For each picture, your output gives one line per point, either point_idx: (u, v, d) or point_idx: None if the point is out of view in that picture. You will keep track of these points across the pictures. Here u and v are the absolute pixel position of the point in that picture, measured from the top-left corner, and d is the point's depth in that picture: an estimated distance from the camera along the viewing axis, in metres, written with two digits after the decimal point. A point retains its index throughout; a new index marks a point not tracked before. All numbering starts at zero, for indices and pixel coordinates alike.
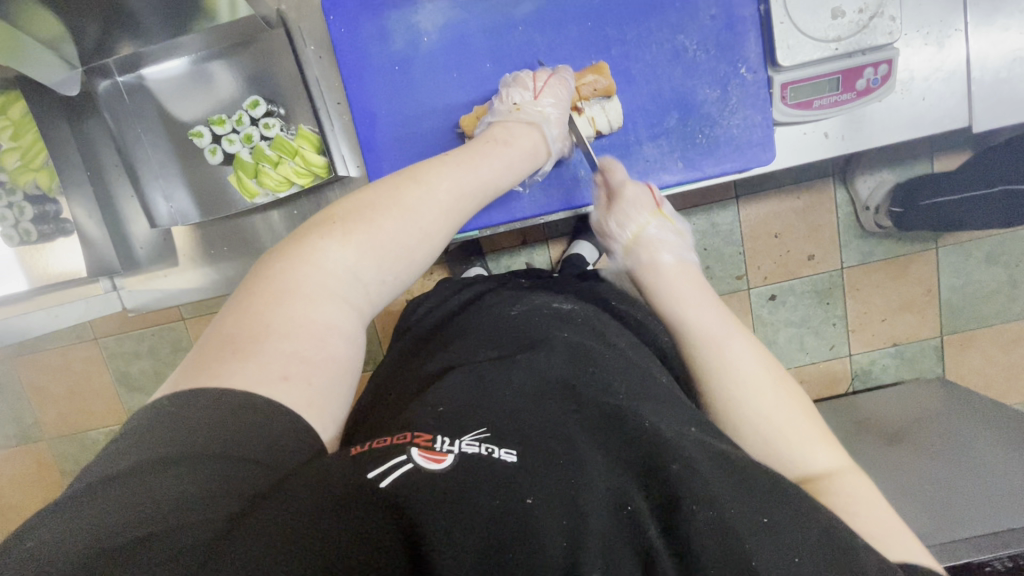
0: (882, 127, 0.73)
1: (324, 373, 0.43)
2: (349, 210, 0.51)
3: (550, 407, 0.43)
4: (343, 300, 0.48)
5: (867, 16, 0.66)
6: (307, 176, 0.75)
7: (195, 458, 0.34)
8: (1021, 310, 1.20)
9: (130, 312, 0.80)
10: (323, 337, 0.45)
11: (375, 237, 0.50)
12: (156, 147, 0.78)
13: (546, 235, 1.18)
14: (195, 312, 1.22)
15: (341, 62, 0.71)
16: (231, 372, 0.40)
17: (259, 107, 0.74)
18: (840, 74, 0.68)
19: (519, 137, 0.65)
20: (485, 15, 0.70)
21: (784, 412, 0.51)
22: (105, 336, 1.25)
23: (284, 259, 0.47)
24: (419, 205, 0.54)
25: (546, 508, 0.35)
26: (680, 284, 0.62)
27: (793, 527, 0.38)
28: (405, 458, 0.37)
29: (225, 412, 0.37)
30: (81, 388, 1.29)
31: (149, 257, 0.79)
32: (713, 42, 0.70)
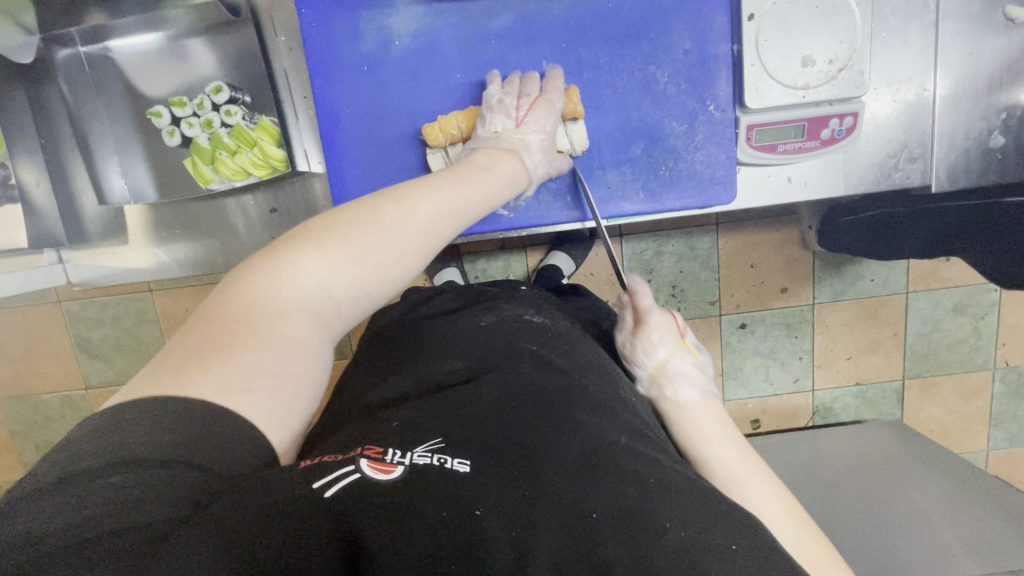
0: (848, 176, 0.74)
1: (288, 389, 0.41)
2: (331, 226, 0.49)
3: (507, 425, 0.43)
4: (311, 314, 0.46)
5: (836, 68, 0.67)
6: (264, 167, 0.72)
7: (148, 455, 0.33)
8: (983, 361, 1.22)
9: (75, 287, 0.79)
10: (288, 352, 0.42)
11: (351, 255, 0.48)
12: (114, 121, 0.75)
13: (525, 243, 1.17)
14: (163, 285, 1.21)
15: (309, 56, 0.70)
16: (195, 375, 0.38)
17: (221, 93, 0.72)
18: (806, 121, 0.69)
19: (500, 163, 0.63)
20: (459, 26, 0.69)
21: (739, 453, 0.56)
22: (67, 300, 1.22)
23: (254, 273, 0.45)
24: (399, 225, 0.51)
25: (495, 518, 0.34)
26: (712, 431, 0.59)
27: (760, 556, 0.37)
28: (353, 468, 0.37)
29: (184, 416, 0.35)
30: (39, 350, 1.26)
31: (98, 232, 0.78)
32: (684, 76, 0.70)
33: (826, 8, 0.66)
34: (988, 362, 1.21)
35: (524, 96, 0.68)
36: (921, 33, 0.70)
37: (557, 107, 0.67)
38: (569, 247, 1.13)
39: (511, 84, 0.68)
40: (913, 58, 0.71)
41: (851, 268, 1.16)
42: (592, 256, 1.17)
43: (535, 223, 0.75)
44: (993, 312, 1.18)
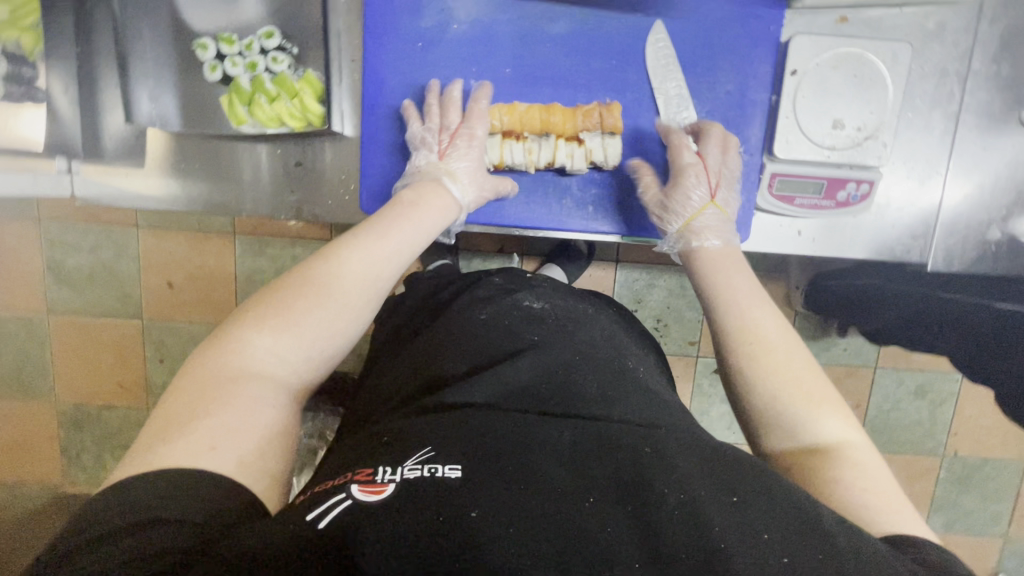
0: (852, 240, 0.78)
1: (253, 438, 0.42)
2: (263, 305, 0.51)
3: (497, 423, 0.43)
4: (267, 377, 0.47)
5: (862, 135, 0.71)
6: (300, 120, 0.74)
7: (150, 517, 0.35)
8: (933, 447, 1.26)
9: (77, 201, 0.76)
10: (246, 413, 0.44)
11: (286, 317, 0.50)
12: (156, 46, 0.74)
13: (523, 250, 1.18)
14: (152, 223, 1.18)
15: (367, 21, 0.70)
16: (167, 439, 0.40)
17: (272, 39, 0.73)
18: (826, 180, 0.72)
19: (426, 197, 0.66)
20: (519, 23, 0.71)
21: (791, 361, 0.54)
22: (49, 220, 1.18)
23: (203, 354, 0.47)
24: (332, 282, 0.54)
25: (491, 520, 0.34)
26: (735, 271, 0.63)
27: (772, 516, 0.37)
28: (344, 496, 0.37)
29: (168, 482, 0.37)
30: (7, 265, 1.21)
31: (115, 150, 0.75)
32: (720, 115, 0.73)
33: (863, 79, 0.70)
34: (937, 448, 1.26)
35: (445, 128, 0.70)
36: (942, 120, 0.75)
37: (479, 136, 0.71)
38: (564, 262, 1.13)
39: (430, 115, 0.70)
40: (929, 143, 0.76)
41: (828, 334, 1.20)
42: (586, 276, 1.18)
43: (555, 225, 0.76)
44: (950, 402, 1.24)
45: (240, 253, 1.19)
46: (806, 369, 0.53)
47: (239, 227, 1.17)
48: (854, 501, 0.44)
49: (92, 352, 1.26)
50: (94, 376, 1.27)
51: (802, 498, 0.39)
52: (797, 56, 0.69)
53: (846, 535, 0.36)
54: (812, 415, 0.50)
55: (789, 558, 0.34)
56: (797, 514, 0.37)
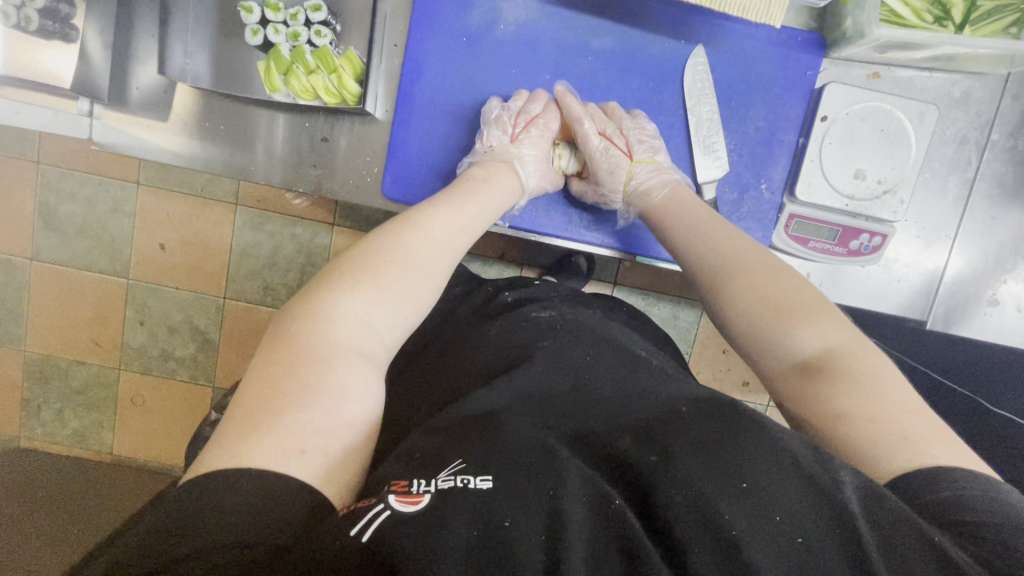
0: (857, 288, 0.79)
1: (338, 441, 0.43)
2: (358, 261, 0.54)
3: (518, 426, 0.42)
4: (358, 347, 0.49)
5: (882, 189, 0.72)
6: (334, 96, 0.73)
7: (223, 534, 0.34)
8: None
9: (94, 146, 0.74)
10: (336, 398, 0.44)
11: (380, 281, 0.53)
12: (200, 5, 0.74)
13: (523, 259, 1.18)
14: (154, 183, 1.16)
15: (416, 9, 0.71)
16: (250, 447, 0.39)
17: (319, 12, 0.72)
18: (841, 228, 0.74)
19: (496, 177, 0.69)
20: (564, 33, 0.71)
21: (773, 281, 0.57)
22: (48, 165, 1.16)
23: (297, 318, 0.49)
24: (416, 247, 0.57)
25: (523, 531, 0.34)
26: (699, 210, 0.67)
27: (771, 493, 0.36)
28: (382, 504, 0.36)
29: (246, 490, 0.36)
30: None
31: (141, 101, 0.75)
32: (748, 150, 0.74)
33: (890, 134, 0.71)
34: None
35: (524, 113, 0.72)
36: (957, 185, 0.77)
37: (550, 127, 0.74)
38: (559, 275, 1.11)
39: (515, 98, 0.72)
40: (943, 206, 0.77)
41: None
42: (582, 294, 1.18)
43: (572, 234, 0.77)
44: None
45: (238, 225, 1.17)
46: (788, 281, 0.57)
47: (241, 199, 1.16)
48: (850, 414, 0.46)
49: (70, 304, 1.22)
50: (69, 329, 1.23)
51: (803, 462, 0.38)
52: (830, 103, 0.71)
53: (864, 505, 0.36)
54: (785, 329, 0.53)
55: (803, 539, 0.35)
56: (804, 486, 0.37)
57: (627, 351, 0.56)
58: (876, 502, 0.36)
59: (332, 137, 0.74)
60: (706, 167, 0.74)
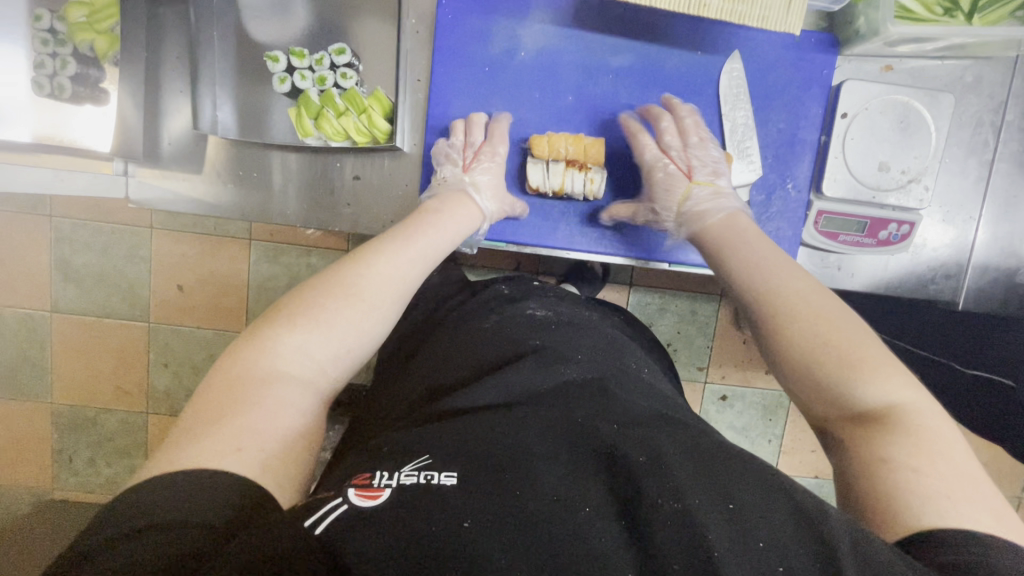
0: (886, 279, 0.80)
1: (275, 441, 0.42)
2: (297, 302, 0.52)
3: (498, 426, 0.43)
4: (297, 378, 0.47)
5: (907, 178, 0.74)
6: (365, 136, 0.75)
7: (161, 516, 0.34)
8: None
9: (131, 204, 0.76)
10: (274, 413, 0.44)
11: (315, 315, 0.51)
12: (223, 57, 0.76)
13: (539, 269, 1.15)
14: (166, 226, 1.13)
15: (437, 44, 0.72)
16: (189, 450, 0.39)
17: (343, 55, 0.74)
18: (870, 219, 0.75)
19: (449, 206, 0.69)
20: (583, 54, 0.73)
21: (839, 319, 0.52)
22: (57, 216, 1.12)
23: (230, 355, 0.47)
24: (354, 280, 0.55)
25: (486, 525, 0.34)
26: (738, 233, 0.65)
27: (753, 509, 0.37)
28: (340, 501, 0.36)
29: (194, 482, 0.36)
30: (8, 262, 1.14)
31: (173, 155, 0.76)
32: (771, 152, 0.76)
33: (909, 125, 0.73)
34: None
35: (470, 145, 0.73)
36: (976, 168, 0.78)
37: (499, 154, 0.74)
38: (578, 282, 1.11)
39: (456, 132, 0.73)
40: (964, 187, 0.78)
41: None
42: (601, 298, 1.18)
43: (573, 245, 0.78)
44: None
45: (253, 260, 1.15)
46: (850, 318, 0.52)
47: (254, 234, 1.13)
48: (897, 461, 0.42)
49: (93, 354, 1.18)
50: (92, 379, 1.19)
51: (796, 496, 0.39)
52: (849, 100, 0.73)
53: (853, 544, 0.35)
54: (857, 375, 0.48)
55: (785, 566, 0.34)
56: (796, 511, 0.37)
57: (617, 369, 0.56)
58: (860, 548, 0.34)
59: (366, 175, 0.75)
60: (740, 171, 0.76)
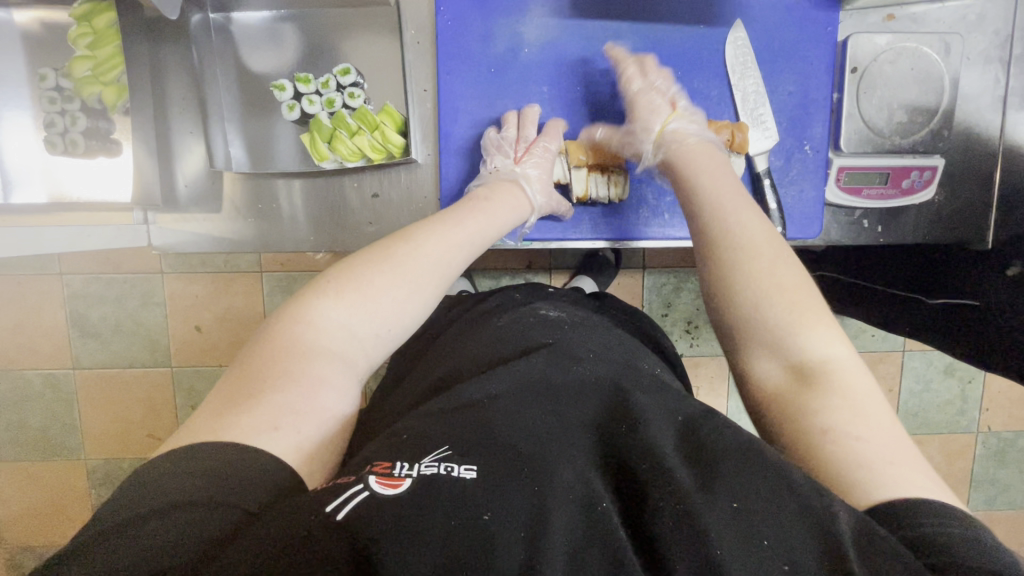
0: (916, 228, 0.79)
1: (314, 423, 0.41)
2: (341, 274, 0.52)
3: (514, 416, 0.39)
4: (337, 354, 0.47)
5: (922, 124, 0.74)
6: (380, 153, 0.75)
7: (174, 502, 0.32)
8: (967, 424, 1.20)
9: (155, 250, 0.76)
10: (313, 391, 0.43)
11: (367, 292, 0.50)
12: (227, 92, 0.76)
13: (551, 264, 1.14)
14: (178, 268, 1.13)
15: (441, 52, 0.73)
16: (225, 424, 0.38)
17: (348, 75, 0.73)
18: (891, 170, 0.75)
19: (499, 194, 0.67)
20: (586, 43, 0.73)
21: (778, 265, 0.50)
22: (70, 273, 1.12)
23: (283, 320, 0.48)
24: (407, 259, 0.54)
25: (502, 523, 0.31)
26: (703, 164, 0.62)
27: (770, 502, 0.33)
28: (362, 487, 0.33)
29: (210, 469, 0.34)
30: (27, 324, 1.14)
31: (189, 197, 0.76)
32: (786, 116, 0.75)
33: (921, 71, 0.73)
34: (972, 424, 1.20)
35: (522, 138, 0.72)
36: (991, 105, 0.77)
37: (552, 142, 0.73)
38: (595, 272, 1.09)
39: (507, 125, 0.73)
40: (980, 126, 0.77)
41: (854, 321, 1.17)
42: (617, 285, 1.16)
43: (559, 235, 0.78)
44: (980, 376, 1.18)
45: (267, 292, 1.14)
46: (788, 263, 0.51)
47: (264, 265, 1.13)
48: (837, 429, 0.40)
49: (119, 405, 1.18)
50: (123, 430, 1.19)
51: (798, 482, 0.34)
52: (858, 53, 0.73)
53: (858, 542, 0.31)
54: (790, 330, 0.47)
55: (791, 565, 0.30)
56: (802, 512, 0.32)
57: (623, 356, 0.53)
58: (878, 542, 0.31)
59: (385, 191, 0.76)
60: (755, 139, 0.74)
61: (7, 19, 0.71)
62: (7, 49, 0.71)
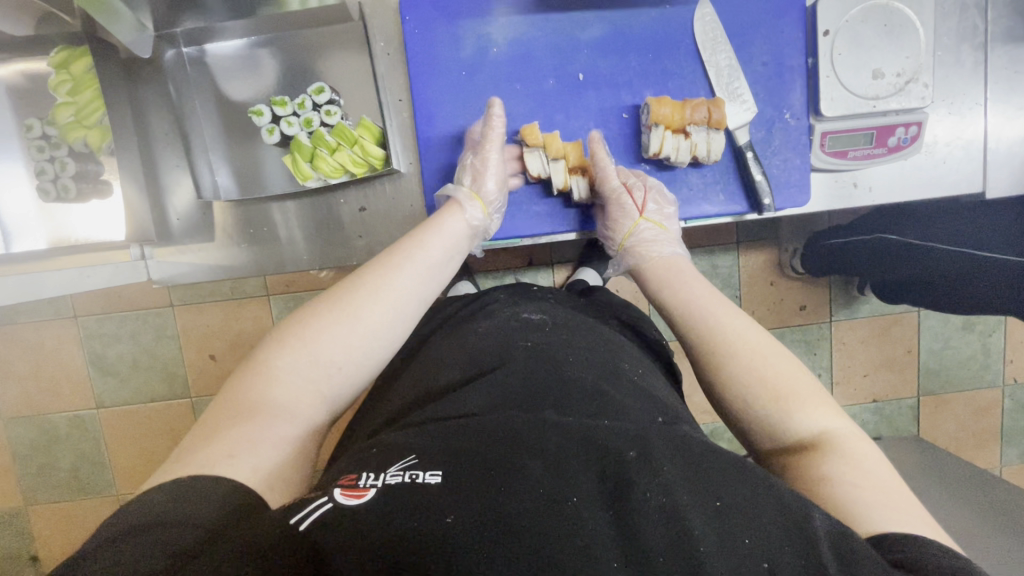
0: (907, 183, 0.78)
1: (269, 455, 0.42)
2: (329, 299, 0.54)
3: (487, 424, 0.39)
4: (312, 386, 0.48)
5: (903, 80, 0.73)
6: (363, 166, 0.75)
7: (132, 525, 0.33)
8: (991, 378, 1.18)
9: (155, 284, 0.78)
10: (276, 423, 0.44)
11: (349, 320, 0.52)
12: (208, 123, 0.77)
13: (552, 259, 1.14)
14: (186, 299, 1.15)
15: (411, 60, 0.73)
16: (192, 456, 0.40)
17: (323, 93, 0.74)
18: (874, 129, 0.74)
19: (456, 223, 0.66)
20: (554, 36, 0.73)
21: (771, 354, 0.50)
22: (84, 314, 1.15)
23: (266, 351, 0.49)
24: (388, 288, 0.55)
25: (470, 521, 0.31)
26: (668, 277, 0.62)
27: (746, 502, 0.33)
28: (325, 499, 0.33)
29: (170, 496, 0.35)
30: (49, 368, 1.17)
31: (183, 229, 0.78)
32: (762, 86, 0.75)
33: (894, 26, 0.72)
34: (996, 378, 1.18)
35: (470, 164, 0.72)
36: (972, 53, 0.76)
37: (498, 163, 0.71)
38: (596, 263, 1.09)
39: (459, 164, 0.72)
40: (964, 75, 0.76)
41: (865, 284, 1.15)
42: (620, 273, 1.16)
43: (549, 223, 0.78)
44: (1000, 329, 1.16)
45: (276, 313, 1.16)
46: (774, 348, 0.50)
47: (271, 288, 1.14)
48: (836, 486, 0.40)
49: (144, 438, 1.20)
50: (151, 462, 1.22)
51: (781, 490, 0.35)
52: (826, 17, 0.72)
53: (834, 544, 0.32)
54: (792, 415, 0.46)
55: (770, 563, 0.31)
56: (777, 514, 0.33)
57: (608, 364, 0.53)
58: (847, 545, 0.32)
59: (369, 204, 0.77)
60: (735, 112, 0.74)
61: None
62: None
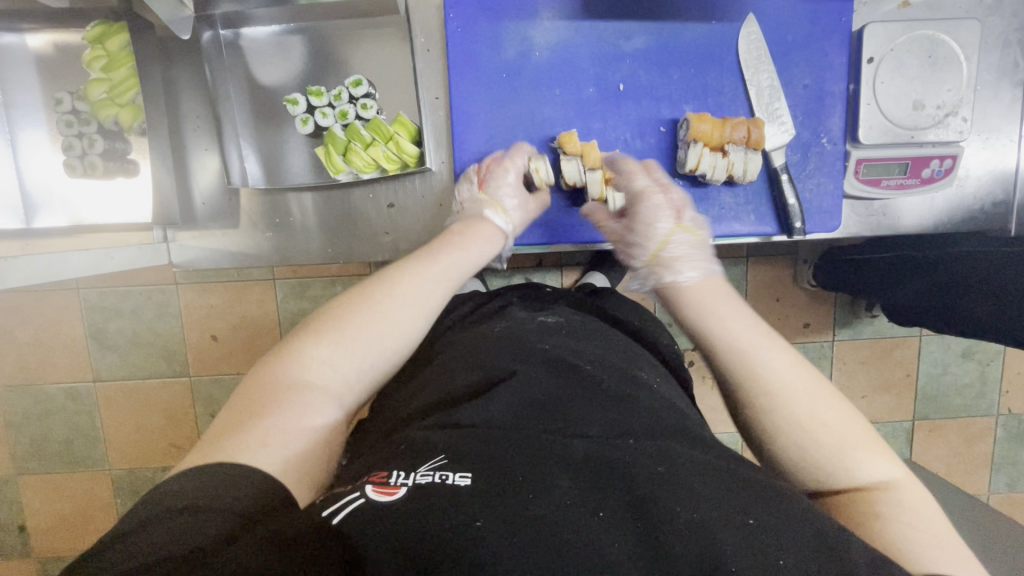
0: (933, 214, 0.78)
1: (302, 442, 0.41)
2: (368, 291, 0.53)
3: (515, 432, 0.39)
4: (345, 374, 0.47)
5: (943, 113, 0.73)
6: (395, 163, 0.75)
7: (169, 508, 0.32)
8: (985, 407, 1.19)
9: (177, 267, 0.77)
10: (303, 411, 0.43)
11: (389, 314, 0.51)
12: (239, 107, 0.76)
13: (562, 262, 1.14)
14: (191, 278, 1.13)
15: (451, 58, 0.72)
16: (219, 442, 0.39)
17: (360, 86, 0.74)
18: (909, 160, 0.74)
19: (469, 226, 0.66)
20: (598, 44, 0.73)
21: (772, 355, 0.48)
22: (86, 287, 1.13)
23: (302, 333, 0.48)
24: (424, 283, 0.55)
25: (499, 531, 0.31)
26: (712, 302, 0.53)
27: (783, 522, 0.33)
28: (356, 494, 0.34)
29: (200, 480, 0.34)
30: (47, 338, 1.15)
31: (207, 213, 0.76)
32: (801, 109, 0.75)
33: (938, 58, 0.72)
34: (991, 408, 1.19)
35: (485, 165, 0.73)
36: (1010, 89, 0.76)
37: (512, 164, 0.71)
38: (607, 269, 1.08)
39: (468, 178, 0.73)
40: (1000, 110, 0.76)
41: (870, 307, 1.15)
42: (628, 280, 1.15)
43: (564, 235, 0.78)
44: (998, 359, 1.17)
45: (280, 297, 1.15)
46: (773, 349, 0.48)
47: (276, 272, 1.13)
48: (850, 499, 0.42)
49: (140, 414, 1.19)
50: (145, 438, 1.21)
51: (818, 521, 0.34)
52: (872, 44, 0.72)
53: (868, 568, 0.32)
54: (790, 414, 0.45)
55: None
56: (814, 539, 0.33)
57: (634, 368, 0.51)
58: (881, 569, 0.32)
59: (398, 200, 0.76)
60: (773, 133, 0.73)
61: (20, 43, 0.71)
62: (21, 72, 0.71)
